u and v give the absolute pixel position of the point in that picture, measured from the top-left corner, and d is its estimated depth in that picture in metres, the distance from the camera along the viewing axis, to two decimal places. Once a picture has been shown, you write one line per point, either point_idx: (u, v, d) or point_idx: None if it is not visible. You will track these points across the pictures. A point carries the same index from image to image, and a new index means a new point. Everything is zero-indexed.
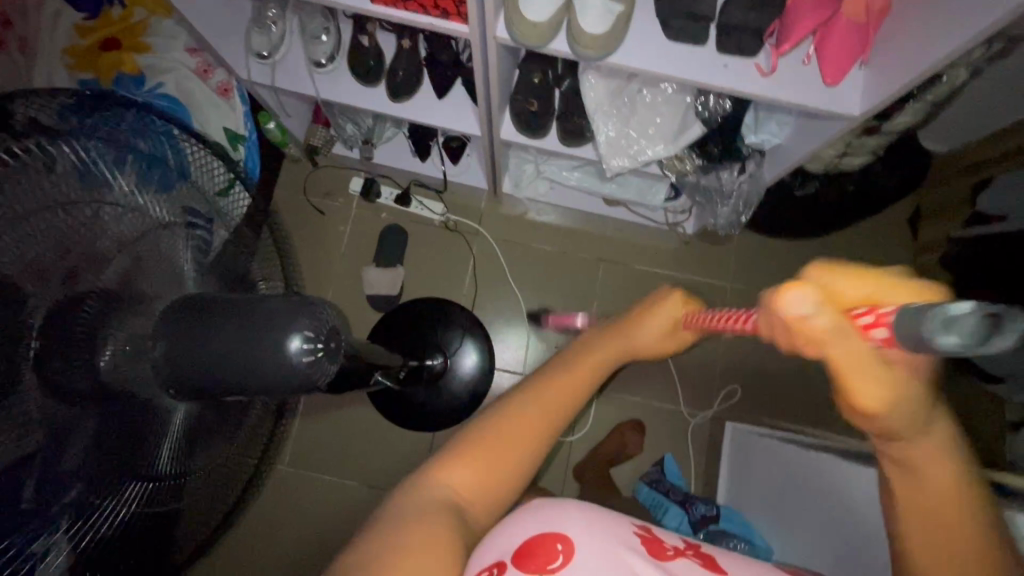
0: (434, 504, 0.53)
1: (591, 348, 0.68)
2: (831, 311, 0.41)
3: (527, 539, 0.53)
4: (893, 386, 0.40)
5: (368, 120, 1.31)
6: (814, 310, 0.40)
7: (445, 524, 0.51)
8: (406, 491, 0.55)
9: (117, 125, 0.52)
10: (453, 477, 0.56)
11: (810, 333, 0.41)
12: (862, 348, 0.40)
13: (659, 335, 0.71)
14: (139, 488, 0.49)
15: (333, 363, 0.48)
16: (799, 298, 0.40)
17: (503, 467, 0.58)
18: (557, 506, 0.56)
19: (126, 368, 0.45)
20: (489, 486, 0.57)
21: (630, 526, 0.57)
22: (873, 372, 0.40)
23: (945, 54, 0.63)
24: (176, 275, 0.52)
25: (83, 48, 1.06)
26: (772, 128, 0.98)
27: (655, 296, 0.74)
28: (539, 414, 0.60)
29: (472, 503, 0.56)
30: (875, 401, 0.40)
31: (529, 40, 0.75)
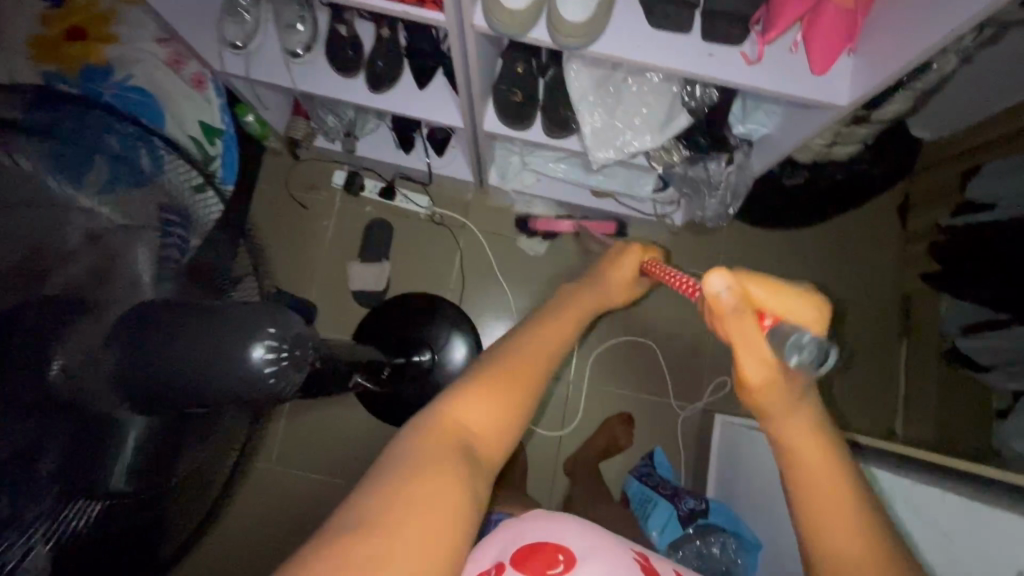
0: (448, 447, 0.47)
1: (576, 297, 0.68)
2: (740, 300, 0.46)
3: (531, 543, 0.51)
4: (770, 370, 0.46)
5: (349, 112, 1.27)
6: (724, 293, 0.45)
7: (460, 472, 0.45)
8: (416, 430, 0.48)
9: (85, 124, 0.51)
10: (467, 412, 0.50)
11: (718, 312, 0.46)
12: (751, 332, 0.45)
13: (623, 283, 0.75)
14: (103, 503, 0.46)
15: (299, 371, 0.47)
16: (718, 281, 0.45)
17: (519, 404, 0.52)
18: (559, 519, 0.55)
19: (76, 380, 0.43)
20: (504, 425, 0.51)
21: (629, 550, 0.54)
22: (755, 349, 0.46)
23: (934, 42, 0.61)
24: (136, 282, 0.49)
25: (48, 35, 1.00)
26: (760, 118, 0.97)
27: (620, 250, 0.78)
28: (542, 351, 0.56)
29: (486, 444, 0.50)
30: (754, 372, 0.46)
31: (509, 28, 0.72)
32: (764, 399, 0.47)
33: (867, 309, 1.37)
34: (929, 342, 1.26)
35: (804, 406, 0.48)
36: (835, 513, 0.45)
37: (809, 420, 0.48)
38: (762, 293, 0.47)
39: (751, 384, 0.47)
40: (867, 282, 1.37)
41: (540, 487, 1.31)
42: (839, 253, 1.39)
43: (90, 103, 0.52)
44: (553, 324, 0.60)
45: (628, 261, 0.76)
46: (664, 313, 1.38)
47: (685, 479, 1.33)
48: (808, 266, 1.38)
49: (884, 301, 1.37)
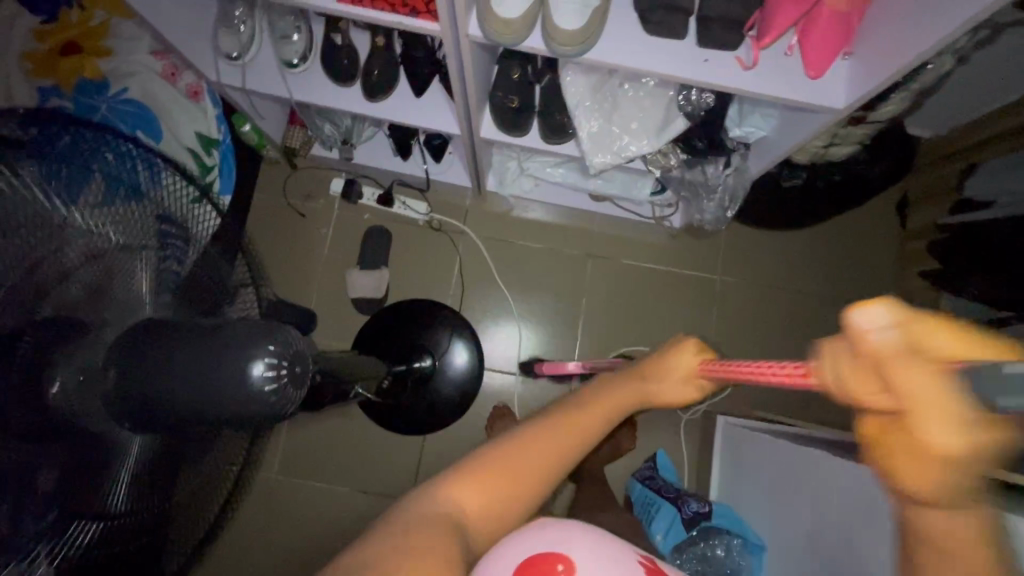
0: (437, 523, 0.46)
1: (608, 391, 0.60)
2: (915, 339, 0.33)
3: (522, 563, 0.44)
4: (977, 437, 0.31)
5: (346, 120, 1.27)
6: (891, 334, 0.33)
7: (450, 546, 0.44)
8: (411, 501, 0.49)
9: (82, 143, 0.51)
10: (459, 496, 0.49)
11: (884, 359, 0.33)
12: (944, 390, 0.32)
13: (678, 383, 0.61)
14: (99, 526, 0.45)
15: (298, 389, 0.46)
16: (871, 314, 0.33)
17: (513, 497, 0.51)
18: (551, 524, 0.48)
19: (74, 399, 0.43)
20: (498, 513, 0.50)
21: (632, 553, 0.49)
22: (947, 416, 0.31)
23: (929, 46, 0.61)
24: (133, 303, 0.50)
25: (42, 52, 1.01)
26: (755, 121, 0.96)
27: (674, 342, 0.64)
28: (546, 454, 0.52)
29: (477, 531, 0.49)
30: (952, 442, 0.31)
31: (503, 38, 0.72)
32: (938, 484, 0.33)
33: None
34: None
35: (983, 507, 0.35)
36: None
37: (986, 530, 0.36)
38: (946, 341, 0.33)
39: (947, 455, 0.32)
40: (867, 282, 1.37)
41: None
42: (837, 252, 1.39)
43: (89, 123, 0.51)
44: (571, 422, 0.55)
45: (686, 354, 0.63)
46: (663, 316, 1.37)
47: (688, 482, 1.33)
48: (806, 266, 1.38)
49: (883, 299, 1.37)
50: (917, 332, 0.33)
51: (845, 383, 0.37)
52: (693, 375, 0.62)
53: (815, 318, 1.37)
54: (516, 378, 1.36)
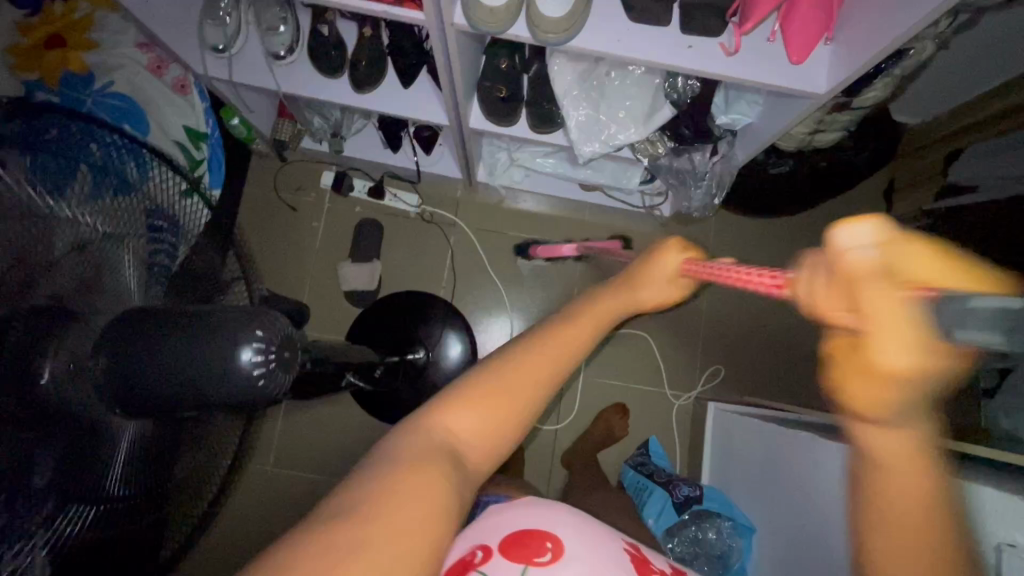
0: (429, 452, 0.44)
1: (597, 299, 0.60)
2: (892, 262, 0.37)
3: (520, 528, 0.50)
4: (918, 352, 0.38)
5: (335, 113, 1.27)
6: (873, 257, 0.37)
7: (440, 476, 0.42)
8: (404, 434, 0.46)
9: (68, 134, 0.51)
10: (455, 420, 0.47)
11: (859, 281, 0.38)
12: (897, 306, 0.37)
13: (662, 285, 0.66)
14: (97, 510, 0.46)
15: (287, 373, 0.47)
16: (861, 237, 0.37)
17: (508, 421, 0.48)
18: (549, 506, 0.54)
19: (67, 387, 0.43)
20: (494, 437, 0.48)
21: (619, 543, 0.53)
22: (895, 328, 0.37)
23: (907, 29, 0.62)
24: (122, 291, 0.50)
25: (26, 46, 1.00)
26: (741, 108, 0.96)
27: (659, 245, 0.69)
28: (540, 372, 0.50)
29: (473, 454, 0.47)
30: (895, 354, 0.38)
31: (487, 26, 0.73)
32: (879, 398, 0.39)
33: None
34: None
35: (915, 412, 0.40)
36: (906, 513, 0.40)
37: (913, 430, 0.40)
38: (920, 266, 0.37)
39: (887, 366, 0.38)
40: None
41: (537, 480, 1.32)
42: (825, 238, 1.40)
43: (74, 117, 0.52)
44: (567, 333, 0.53)
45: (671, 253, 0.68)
46: None
47: (680, 467, 1.34)
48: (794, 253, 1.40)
49: None
50: (897, 255, 0.37)
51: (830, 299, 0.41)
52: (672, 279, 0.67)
53: None
54: None
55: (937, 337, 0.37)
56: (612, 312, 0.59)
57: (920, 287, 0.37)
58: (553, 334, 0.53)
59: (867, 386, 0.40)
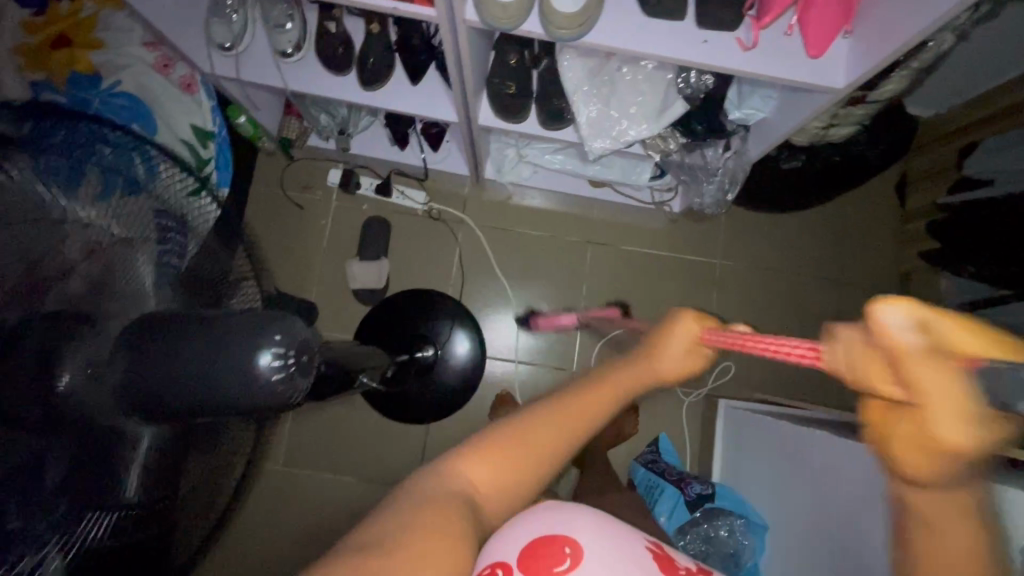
0: (449, 498, 0.44)
1: (598, 378, 0.54)
2: (930, 337, 0.32)
3: (536, 538, 0.49)
4: (987, 433, 0.31)
5: (342, 110, 1.26)
6: (913, 335, 0.31)
7: (461, 519, 0.43)
8: (423, 476, 0.47)
9: (76, 134, 0.51)
10: (472, 472, 0.47)
11: (907, 360, 0.31)
12: (954, 384, 0.31)
13: (680, 360, 0.54)
14: (112, 515, 0.45)
15: (305, 377, 0.46)
16: (898, 315, 0.32)
17: (520, 478, 0.49)
18: (565, 507, 0.52)
19: (84, 391, 0.43)
20: (509, 492, 0.49)
21: (640, 540, 0.53)
22: (960, 408, 0.31)
23: (931, 23, 0.61)
24: (136, 293, 0.49)
25: (34, 45, 1.00)
26: (755, 103, 0.95)
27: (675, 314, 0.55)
28: (547, 443, 0.50)
29: (489, 509, 0.48)
30: (965, 435, 0.31)
31: (499, 22, 0.72)
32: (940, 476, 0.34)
33: (866, 289, 1.37)
34: None
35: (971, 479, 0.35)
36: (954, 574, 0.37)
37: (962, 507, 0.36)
38: (965, 336, 0.31)
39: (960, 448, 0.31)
40: (867, 263, 1.38)
41: None
42: (837, 233, 1.39)
43: (82, 118, 0.51)
44: (570, 411, 0.51)
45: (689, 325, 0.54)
46: (665, 301, 1.38)
47: (691, 465, 1.34)
48: (806, 249, 1.39)
49: (883, 281, 1.37)
50: (934, 331, 0.32)
51: (863, 372, 0.35)
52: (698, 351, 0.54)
53: (815, 300, 1.37)
54: (518, 368, 1.37)
55: (1003, 416, 0.31)
56: (616, 396, 0.53)
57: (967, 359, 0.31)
58: (559, 407, 0.51)
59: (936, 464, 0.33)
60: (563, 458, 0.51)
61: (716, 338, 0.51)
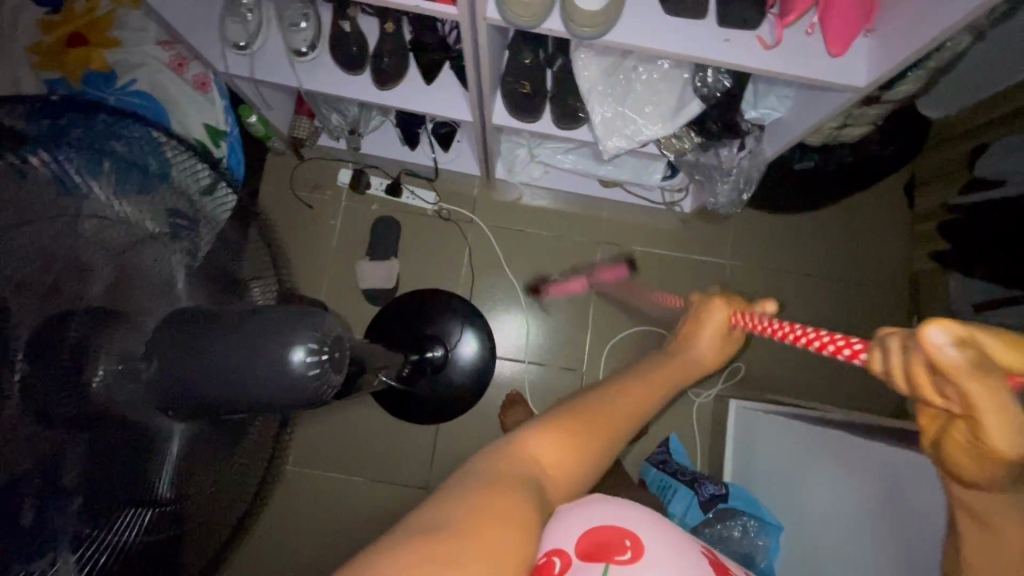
0: (514, 479, 0.42)
1: (650, 373, 0.59)
2: (980, 354, 0.31)
3: (594, 528, 0.50)
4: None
5: (353, 109, 1.25)
6: (961, 354, 0.31)
7: (526, 500, 0.41)
8: (488, 452, 0.45)
9: (92, 129, 0.47)
10: (539, 449, 0.46)
11: (958, 380, 0.31)
12: (1008, 402, 0.31)
13: (713, 341, 0.65)
14: (146, 512, 0.46)
15: (337, 373, 0.46)
16: (944, 337, 0.31)
17: (593, 451, 0.49)
18: (615, 503, 0.53)
19: (117, 387, 0.43)
20: (574, 469, 0.47)
21: (695, 547, 0.52)
22: (1011, 417, 0.31)
23: (952, 24, 0.61)
24: (164, 287, 0.49)
25: (48, 44, 1.00)
26: (772, 103, 0.96)
27: (701, 307, 0.66)
28: (618, 418, 0.51)
29: (555, 485, 0.46)
30: (1014, 446, 0.31)
31: (521, 20, 0.72)
32: (994, 474, 0.33)
33: (878, 291, 1.36)
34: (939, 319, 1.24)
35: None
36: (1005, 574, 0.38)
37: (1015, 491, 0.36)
38: (1006, 351, 0.32)
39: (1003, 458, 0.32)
40: (877, 264, 1.38)
41: None
42: (847, 234, 1.39)
43: (96, 108, 0.48)
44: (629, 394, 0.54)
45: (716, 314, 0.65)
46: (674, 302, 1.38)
47: (701, 466, 1.34)
48: (817, 249, 1.39)
49: (893, 282, 1.37)
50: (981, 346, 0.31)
51: (915, 378, 0.34)
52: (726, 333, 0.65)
53: (825, 301, 1.37)
54: (528, 368, 1.36)
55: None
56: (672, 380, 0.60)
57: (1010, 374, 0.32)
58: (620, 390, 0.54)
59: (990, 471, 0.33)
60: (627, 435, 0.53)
61: (742, 319, 0.61)
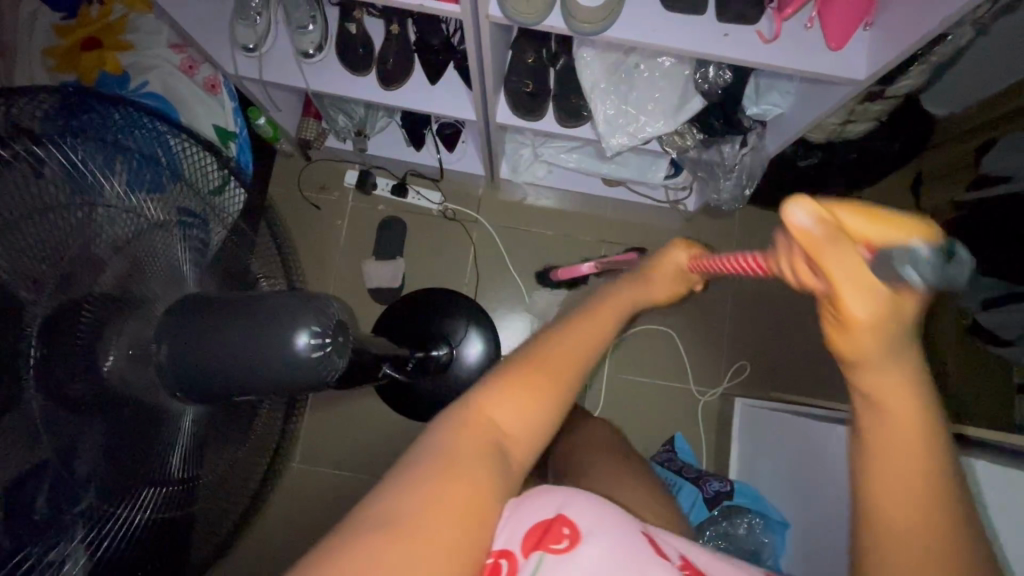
0: (473, 456, 0.43)
1: (616, 295, 0.60)
2: (836, 230, 0.37)
3: (528, 523, 0.45)
4: (894, 312, 0.37)
5: (359, 110, 1.28)
6: (818, 230, 0.37)
7: (482, 478, 0.42)
8: (446, 422, 0.46)
9: (105, 123, 0.49)
10: (496, 411, 0.46)
11: (821, 255, 0.37)
12: (859, 266, 0.37)
13: (672, 279, 0.69)
14: (156, 493, 0.47)
15: (341, 357, 0.48)
16: (802, 213, 0.37)
17: (555, 398, 0.48)
18: (560, 490, 0.49)
19: (130, 372, 0.44)
20: (538, 426, 0.48)
21: (637, 527, 0.49)
22: (862, 281, 0.37)
23: (951, 13, 0.61)
24: (176, 277, 0.51)
25: (64, 48, 1.02)
26: (774, 99, 0.96)
27: (665, 244, 0.71)
28: (584, 344, 0.52)
29: (518, 447, 0.47)
30: (870, 315, 0.37)
31: (522, 15, 0.73)
32: (871, 350, 0.38)
33: None
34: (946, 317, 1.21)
35: (904, 353, 0.39)
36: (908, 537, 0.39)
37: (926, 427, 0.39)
38: (854, 219, 0.39)
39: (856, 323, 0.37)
40: None
41: None
42: None
43: (112, 104, 0.50)
44: (596, 316, 0.55)
45: (677, 253, 0.70)
46: None
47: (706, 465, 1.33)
48: None
49: None
50: (835, 222, 0.37)
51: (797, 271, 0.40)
52: (680, 275, 0.70)
53: None
54: None
55: (896, 287, 0.37)
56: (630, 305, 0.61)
57: (862, 240, 0.38)
58: (585, 318, 0.55)
59: (855, 340, 0.38)
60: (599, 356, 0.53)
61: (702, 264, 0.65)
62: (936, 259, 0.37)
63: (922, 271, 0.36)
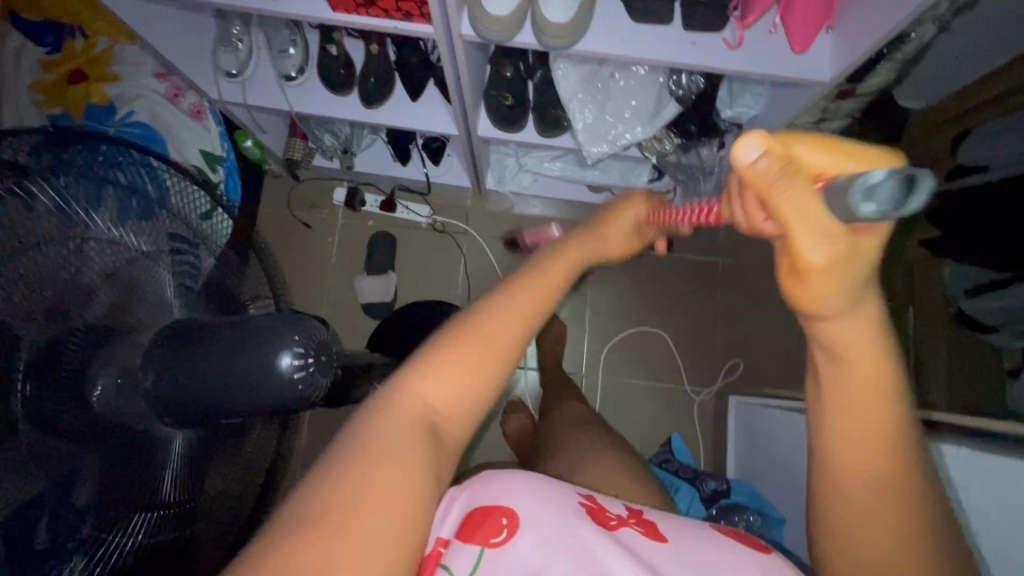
0: (404, 437, 0.43)
1: (566, 247, 0.59)
2: (785, 165, 0.37)
3: (468, 517, 0.47)
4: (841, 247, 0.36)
5: (345, 129, 1.29)
6: (763, 161, 0.37)
7: (416, 458, 0.43)
8: (377, 406, 0.46)
9: (97, 153, 0.49)
10: (428, 390, 0.47)
11: (766, 188, 0.36)
12: (810, 199, 0.36)
13: (626, 234, 0.66)
14: (151, 515, 0.49)
15: (326, 378, 0.46)
16: (750, 147, 0.37)
17: (492, 365, 0.49)
18: (497, 476, 0.49)
19: (119, 401, 0.45)
20: (471, 399, 0.48)
21: (571, 496, 0.50)
22: (813, 216, 0.36)
23: (907, 14, 0.63)
24: (160, 303, 0.52)
25: (51, 82, 1.05)
26: (746, 100, 0.99)
27: (621, 199, 0.67)
28: (521, 311, 0.51)
29: (452, 422, 0.48)
30: (818, 254, 0.36)
31: (495, 35, 0.75)
32: (823, 294, 0.38)
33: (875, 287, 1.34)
34: (937, 303, 1.21)
35: (864, 301, 0.40)
36: (874, 503, 0.43)
37: (880, 411, 0.42)
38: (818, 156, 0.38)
39: (814, 267, 0.37)
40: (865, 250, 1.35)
41: None
42: None
43: (99, 137, 0.49)
44: (536, 279, 0.54)
45: (634, 208, 0.68)
46: (667, 302, 1.43)
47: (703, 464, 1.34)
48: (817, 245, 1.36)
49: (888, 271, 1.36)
50: (786, 158, 0.37)
51: (752, 217, 0.40)
52: (638, 232, 0.68)
53: None
54: (528, 375, 1.40)
55: (852, 223, 0.36)
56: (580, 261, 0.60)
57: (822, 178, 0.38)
58: (519, 289, 0.52)
59: (811, 287, 0.38)
60: (539, 324, 0.53)
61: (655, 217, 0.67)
62: (897, 191, 0.35)
63: (882, 201, 0.35)
